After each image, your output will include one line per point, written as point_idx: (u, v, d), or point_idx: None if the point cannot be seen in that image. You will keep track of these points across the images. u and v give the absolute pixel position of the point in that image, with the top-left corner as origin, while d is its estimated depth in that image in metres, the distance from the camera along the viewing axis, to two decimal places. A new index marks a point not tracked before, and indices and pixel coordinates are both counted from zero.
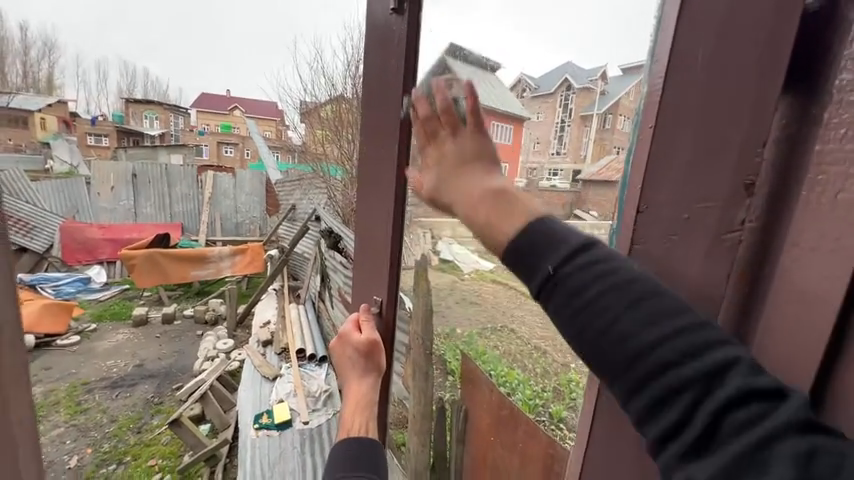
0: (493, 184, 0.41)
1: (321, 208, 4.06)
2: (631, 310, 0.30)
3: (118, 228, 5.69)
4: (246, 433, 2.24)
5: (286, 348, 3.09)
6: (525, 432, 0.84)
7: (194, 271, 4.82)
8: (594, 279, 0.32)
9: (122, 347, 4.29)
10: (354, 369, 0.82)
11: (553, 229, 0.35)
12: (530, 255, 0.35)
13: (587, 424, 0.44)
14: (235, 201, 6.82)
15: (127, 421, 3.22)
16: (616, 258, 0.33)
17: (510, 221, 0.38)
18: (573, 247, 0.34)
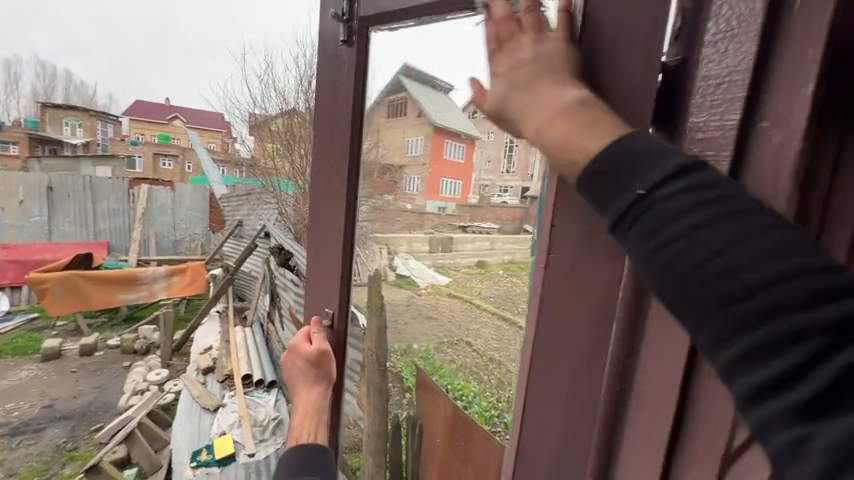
0: (565, 96, 0.32)
1: (271, 224, 3.90)
2: (749, 241, 0.23)
3: (26, 247, 5.00)
4: (181, 472, 2.01)
5: (229, 375, 2.85)
6: (479, 444, 0.78)
7: (121, 295, 4.32)
8: (695, 202, 0.25)
9: (26, 384, 3.70)
10: (306, 379, 0.80)
11: (645, 147, 0.28)
12: (611, 177, 0.28)
13: (521, 408, 0.46)
14: (173, 217, 6.25)
15: (30, 473, 2.74)
16: (721, 180, 0.26)
17: (594, 135, 0.30)
18: (673, 164, 0.26)
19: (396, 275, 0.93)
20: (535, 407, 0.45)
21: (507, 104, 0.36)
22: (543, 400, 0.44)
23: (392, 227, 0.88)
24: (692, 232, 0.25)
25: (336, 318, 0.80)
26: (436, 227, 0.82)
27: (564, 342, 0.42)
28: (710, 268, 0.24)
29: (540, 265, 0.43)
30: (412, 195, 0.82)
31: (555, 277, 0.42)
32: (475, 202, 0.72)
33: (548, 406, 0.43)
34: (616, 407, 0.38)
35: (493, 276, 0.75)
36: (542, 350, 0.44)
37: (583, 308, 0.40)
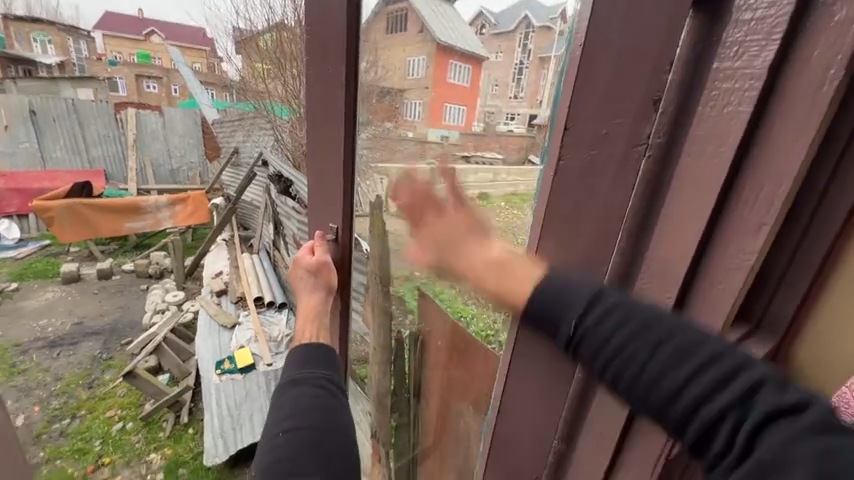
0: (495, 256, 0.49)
1: (268, 152, 3.78)
2: (655, 352, 0.35)
3: (21, 176, 4.97)
4: (209, 378, 2.26)
5: (242, 296, 3.04)
6: (483, 362, 0.81)
7: (127, 224, 4.40)
8: (614, 329, 0.38)
9: (53, 303, 3.96)
10: (306, 287, 0.76)
11: (566, 289, 0.41)
12: (552, 317, 0.42)
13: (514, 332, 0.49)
14: (166, 144, 6.02)
15: (74, 378, 3.06)
16: (626, 302, 0.38)
17: (523, 279, 0.45)
18: (587, 304, 0.39)
19: None
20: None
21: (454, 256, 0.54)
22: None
23: (391, 157, 0.87)
24: (620, 352, 0.37)
25: (342, 232, 0.77)
26: (440, 157, 0.77)
27: (564, 255, 0.43)
28: (639, 375, 0.37)
29: (546, 180, 0.43)
30: (414, 122, 0.80)
31: (563, 190, 0.41)
32: (479, 130, 0.69)
33: None
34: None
35: (497, 208, 0.71)
36: (542, 267, 0.45)
37: (586, 224, 0.41)
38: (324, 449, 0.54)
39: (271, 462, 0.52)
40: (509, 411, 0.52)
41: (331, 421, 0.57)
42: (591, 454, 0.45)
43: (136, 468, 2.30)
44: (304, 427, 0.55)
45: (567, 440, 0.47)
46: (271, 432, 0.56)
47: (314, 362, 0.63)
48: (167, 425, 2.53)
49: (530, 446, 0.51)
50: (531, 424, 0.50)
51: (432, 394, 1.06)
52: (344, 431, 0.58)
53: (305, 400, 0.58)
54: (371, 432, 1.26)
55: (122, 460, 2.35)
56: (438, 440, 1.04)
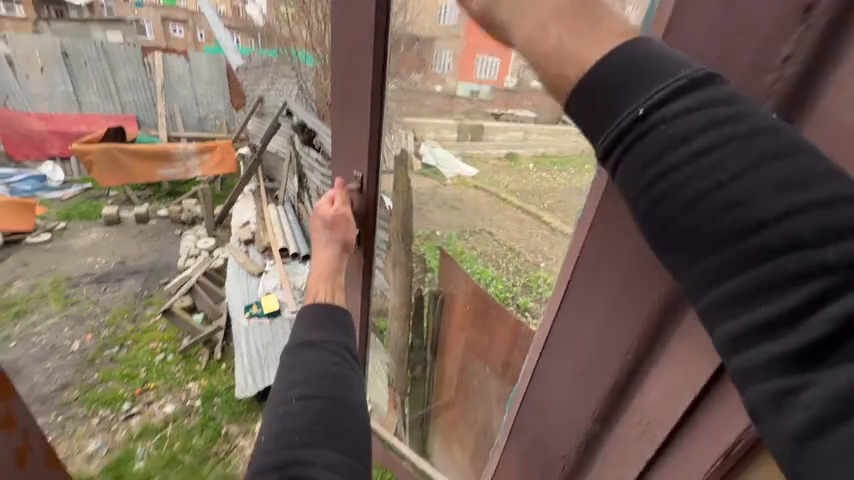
0: None
1: (293, 101, 3.72)
2: (750, 170, 0.25)
3: (62, 120, 5.32)
4: (238, 321, 2.44)
5: (268, 246, 3.16)
6: (495, 319, 0.85)
7: (159, 171, 4.58)
8: (701, 130, 0.26)
9: (99, 243, 4.27)
10: (319, 240, 0.78)
11: (657, 57, 0.29)
12: (615, 98, 0.29)
13: (570, 267, 0.45)
14: (193, 91, 6.04)
15: (120, 311, 3.35)
16: (728, 102, 0.27)
17: (595, 42, 0.31)
18: (680, 83, 0.27)
19: (421, 165, 0.90)
20: (572, 305, 0.46)
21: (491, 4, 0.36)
22: (579, 299, 0.45)
23: (418, 110, 0.83)
24: (696, 160, 0.26)
25: (366, 182, 0.78)
26: (468, 113, 0.76)
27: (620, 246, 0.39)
28: (709, 191, 0.26)
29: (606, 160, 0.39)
30: (443, 75, 0.77)
31: None
32: (512, 86, 0.65)
33: (592, 283, 0.43)
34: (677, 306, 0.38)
35: (523, 170, 0.70)
36: (596, 237, 0.41)
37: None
38: (342, 422, 0.52)
39: (282, 430, 0.50)
40: (540, 386, 0.53)
41: (345, 389, 0.55)
42: (636, 438, 0.46)
43: (176, 394, 2.57)
44: (318, 396, 0.53)
45: (602, 423, 0.48)
46: (280, 399, 0.54)
47: (329, 326, 0.62)
48: (203, 359, 2.78)
49: (559, 423, 0.52)
50: (563, 404, 0.51)
51: (451, 360, 1.09)
52: (358, 400, 0.56)
53: (320, 365, 0.56)
54: (387, 381, 1.30)
55: (164, 386, 2.62)
56: (457, 395, 1.10)
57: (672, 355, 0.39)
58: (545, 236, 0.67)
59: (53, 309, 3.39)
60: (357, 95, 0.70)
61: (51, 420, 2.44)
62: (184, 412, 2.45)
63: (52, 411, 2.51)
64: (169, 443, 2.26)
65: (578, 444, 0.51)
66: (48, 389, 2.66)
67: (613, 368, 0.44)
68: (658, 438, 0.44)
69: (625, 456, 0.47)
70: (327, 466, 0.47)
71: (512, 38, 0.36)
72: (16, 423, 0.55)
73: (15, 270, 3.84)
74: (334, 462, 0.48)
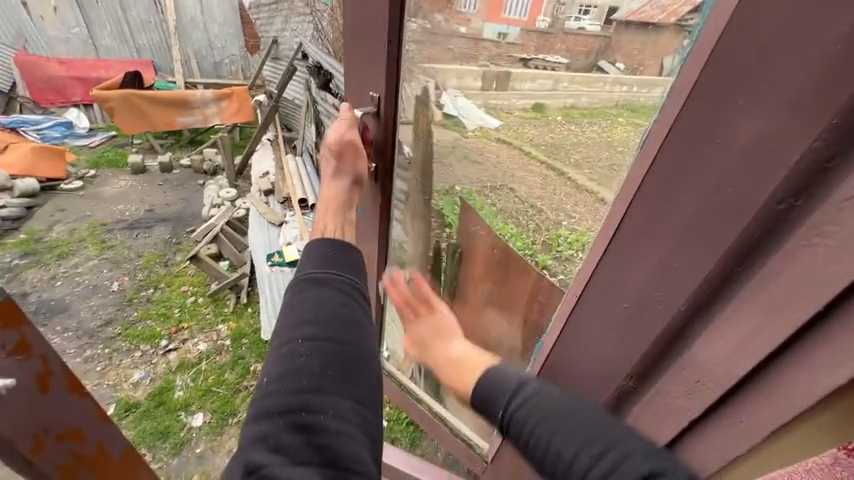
0: (451, 346, 0.79)
1: (308, 44, 3.56)
2: (558, 432, 0.53)
3: (79, 64, 5.29)
4: (262, 269, 2.55)
5: (287, 197, 3.21)
6: (516, 272, 0.84)
7: (179, 119, 4.59)
8: (529, 415, 0.57)
9: (128, 191, 4.42)
10: (328, 172, 0.77)
11: (496, 377, 0.64)
12: (487, 403, 0.63)
13: (608, 236, 0.50)
14: (207, 34, 5.89)
15: (152, 256, 3.54)
16: (535, 395, 0.58)
17: (463, 366, 0.71)
18: (507, 394, 0.61)
19: (443, 114, 0.85)
20: (615, 256, 0.50)
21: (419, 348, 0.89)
22: (616, 263, 0.50)
23: (441, 55, 0.78)
24: (532, 433, 0.56)
25: (382, 104, 0.76)
26: (494, 59, 0.70)
27: (662, 220, 0.44)
28: (546, 453, 0.54)
29: (654, 140, 0.43)
30: (468, 14, 0.70)
31: (703, 115, 0.38)
32: (544, 27, 0.59)
33: (634, 241, 0.47)
34: (732, 273, 0.40)
35: (551, 122, 0.66)
36: (640, 206, 0.46)
37: (691, 199, 0.41)
38: (351, 367, 0.54)
39: (290, 371, 0.51)
40: (572, 333, 0.60)
41: (355, 334, 0.56)
42: (682, 397, 0.48)
43: (208, 334, 2.77)
44: (327, 339, 0.53)
45: (640, 380, 0.53)
46: (286, 337, 0.54)
47: (340, 265, 0.62)
48: (230, 302, 2.95)
49: (594, 369, 0.58)
50: (600, 352, 0.56)
51: (466, 310, 1.08)
52: (369, 346, 0.57)
53: (330, 305, 0.56)
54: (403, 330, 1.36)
55: (196, 326, 2.82)
56: None
57: (735, 315, 0.40)
58: (569, 193, 0.65)
59: (92, 252, 3.62)
60: (374, 32, 0.70)
61: (99, 352, 2.69)
62: (216, 350, 2.64)
63: (99, 343, 2.77)
64: (204, 376, 2.47)
65: (612, 393, 0.57)
66: (94, 324, 2.90)
67: (665, 318, 0.47)
68: (708, 397, 0.45)
69: (668, 412, 0.50)
70: (337, 413, 0.50)
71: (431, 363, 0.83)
72: (32, 350, 0.61)
73: (55, 215, 4.06)
74: (344, 410, 0.50)
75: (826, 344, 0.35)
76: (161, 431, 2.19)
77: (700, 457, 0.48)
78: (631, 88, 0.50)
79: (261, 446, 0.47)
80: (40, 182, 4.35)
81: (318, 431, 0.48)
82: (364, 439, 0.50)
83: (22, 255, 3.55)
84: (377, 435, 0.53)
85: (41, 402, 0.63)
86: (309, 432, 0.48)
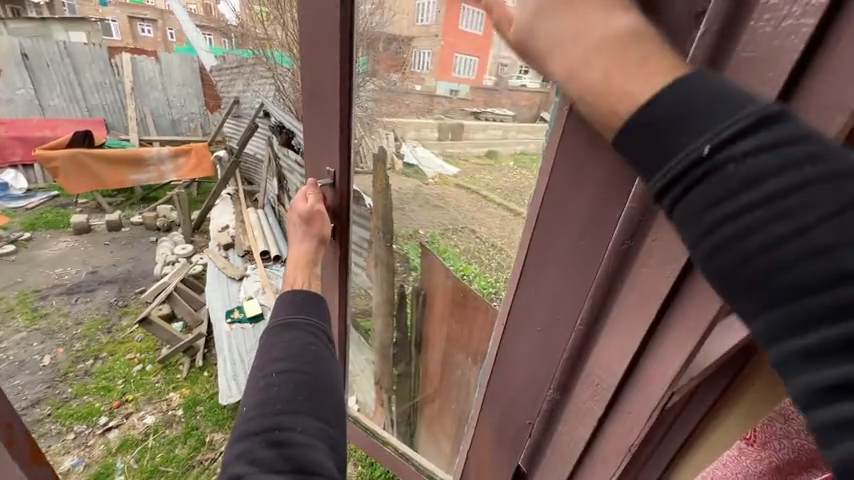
0: (616, 29, 0.30)
1: (269, 101, 3.63)
2: (832, 222, 0.24)
3: (22, 124, 5.06)
4: (220, 326, 2.39)
5: (249, 250, 3.10)
6: (480, 315, 0.84)
7: (132, 176, 4.40)
8: (779, 168, 0.25)
9: (68, 253, 4.07)
10: (296, 233, 0.77)
11: (706, 99, 0.27)
12: (678, 127, 0.28)
13: (518, 273, 0.53)
14: (165, 93, 5.82)
15: (94, 323, 3.20)
16: (803, 138, 0.25)
17: (643, 77, 0.29)
18: (741, 124, 0.26)
19: (403, 164, 0.91)
20: (526, 289, 0.53)
21: (533, 42, 0.33)
22: (531, 285, 0.52)
23: (398, 110, 0.84)
24: (773, 206, 0.25)
25: (338, 177, 0.76)
26: (448, 112, 0.76)
27: (557, 240, 0.48)
28: (775, 253, 0.25)
29: (546, 169, 0.46)
30: (422, 74, 0.77)
31: (565, 159, 0.43)
32: (490, 84, 0.66)
33: (538, 273, 0.51)
34: (605, 300, 0.47)
35: (504, 168, 0.71)
36: (539, 238, 0.49)
37: (572, 222, 0.45)
38: (320, 395, 0.50)
39: (267, 396, 0.48)
40: (503, 363, 0.61)
41: (326, 365, 0.53)
42: (590, 401, 0.53)
43: (157, 405, 2.49)
44: (300, 370, 0.50)
45: (562, 390, 0.56)
46: (260, 373, 0.51)
47: (307, 309, 0.59)
48: (184, 368, 2.70)
49: (522, 392, 0.60)
50: (526, 373, 0.58)
51: (433, 352, 1.11)
52: (338, 380, 0.54)
53: (301, 343, 0.53)
54: (373, 379, 1.30)
55: (143, 397, 2.53)
56: (439, 386, 1.12)
57: (609, 332, 0.48)
58: None
59: (21, 323, 3.22)
60: (326, 98, 0.70)
61: None
62: (165, 422, 2.36)
63: None
64: (151, 455, 2.18)
65: (541, 409, 0.59)
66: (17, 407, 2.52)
67: (567, 342, 0.51)
68: (606, 396, 0.51)
69: (582, 415, 0.55)
70: (307, 430, 0.46)
71: (544, 63, 0.34)
72: None
73: None
74: (314, 427, 0.47)
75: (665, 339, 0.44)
76: None
77: (612, 446, 0.54)
78: None
79: (239, 462, 0.44)
80: None
81: (288, 445, 0.45)
82: (331, 454, 0.47)
83: None
84: (342, 456, 0.49)
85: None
86: (280, 446, 0.44)
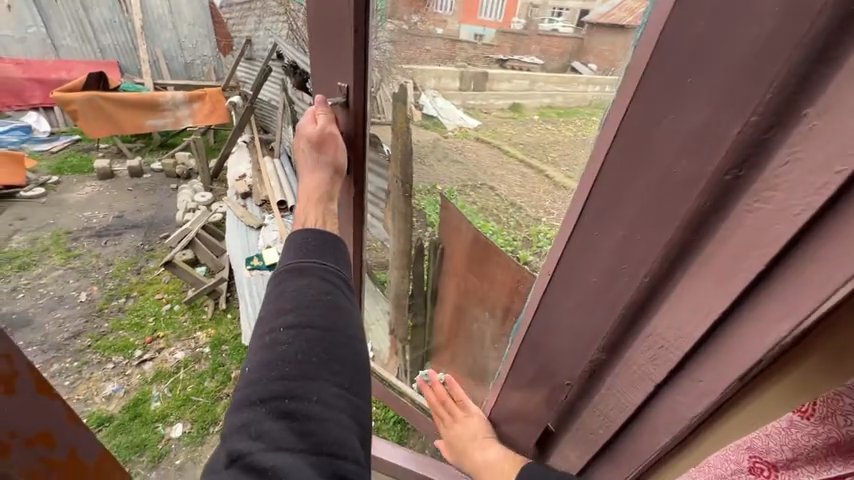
0: (492, 455, 0.79)
1: (283, 42, 3.48)
2: None
3: (38, 65, 5.04)
4: (242, 273, 2.50)
5: (266, 200, 3.14)
6: (496, 265, 0.85)
7: (148, 121, 4.40)
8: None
9: (95, 197, 4.22)
10: (305, 165, 0.72)
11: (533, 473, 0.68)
12: None
13: (563, 242, 0.49)
14: (176, 33, 5.65)
15: (123, 264, 3.38)
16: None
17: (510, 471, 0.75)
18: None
19: (422, 115, 0.86)
20: (572, 258, 0.49)
21: (457, 450, 0.88)
22: (585, 239, 0.46)
23: (417, 55, 0.78)
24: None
25: (353, 93, 0.69)
26: (471, 60, 0.71)
27: (626, 192, 0.40)
28: None
29: (623, 100, 0.38)
30: (444, 16, 0.70)
31: (641, 111, 0.36)
32: (519, 29, 0.60)
33: (587, 243, 0.46)
34: (675, 263, 0.40)
35: (528, 121, 0.67)
36: (595, 204, 0.43)
37: (636, 190, 0.39)
38: (335, 353, 0.51)
39: (272, 358, 0.49)
40: (538, 329, 0.58)
41: (341, 320, 0.54)
42: (648, 364, 0.47)
43: (186, 341, 2.68)
44: (311, 326, 0.51)
45: (611, 350, 0.51)
46: (269, 325, 0.52)
47: (321, 251, 0.59)
48: (209, 308, 2.87)
49: (567, 349, 0.56)
50: (569, 330, 0.54)
51: (447, 305, 1.13)
52: (357, 334, 0.55)
53: (310, 294, 0.54)
54: (388, 328, 1.35)
55: (173, 334, 2.73)
56: (454, 338, 1.15)
57: (673, 304, 0.42)
58: (548, 190, 0.66)
59: (56, 262, 3.43)
60: (338, 23, 0.63)
61: (67, 365, 2.56)
62: (194, 357, 2.56)
63: (66, 357, 2.63)
64: (183, 386, 2.39)
65: (583, 370, 0.55)
66: (61, 337, 2.76)
67: (617, 311, 0.47)
68: (671, 360, 0.45)
69: (636, 379, 0.50)
70: (322, 399, 0.47)
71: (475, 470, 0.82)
72: None
73: (14, 224, 3.82)
74: (329, 394, 0.48)
75: (770, 296, 0.35)
76: (138, 444, 2.11)
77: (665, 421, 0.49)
78: (603, 87, 0.51)
79: (242, 435, 0.44)
80: None
81: (303, 417, 0.45)
82: (352, 424, 0.48)
83: None
84: (366, 422, 0.51)
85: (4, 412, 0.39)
86: (291, 419, 0.45)
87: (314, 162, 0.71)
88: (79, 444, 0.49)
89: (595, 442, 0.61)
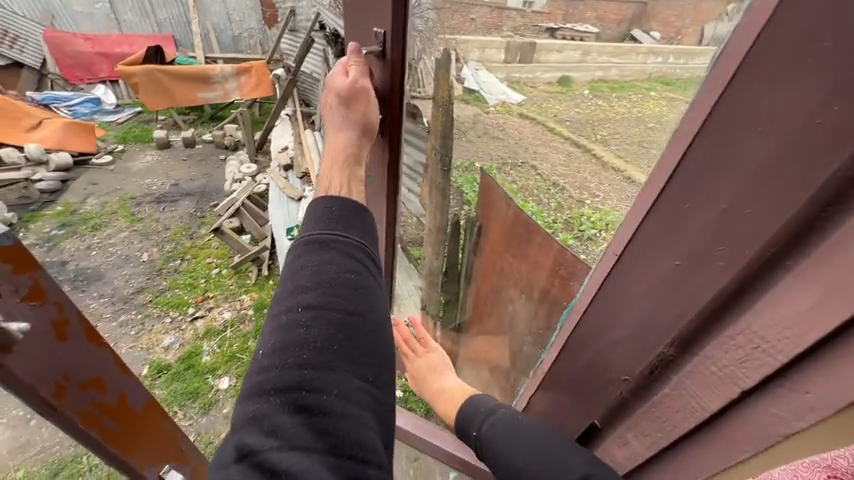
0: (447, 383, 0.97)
1: (324, 11, 3.46)
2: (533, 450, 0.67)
3: (105, 40, 5.42)
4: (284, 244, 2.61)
5: (307, 173, 3.21)
6: (536, 246, 0.81)
7: (200, 94, 4.62)
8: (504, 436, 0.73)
9: (155, 166, 4.55)
10: (332, 120, 0.70)
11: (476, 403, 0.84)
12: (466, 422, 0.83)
13: (635, 224, 0.43)
14: (225, 6, 5.87)
15: (179, 229, 3.66)
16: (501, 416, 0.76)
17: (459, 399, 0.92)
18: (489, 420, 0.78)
19: (464, 88, 0.82)
20: (645, 241, 0.42)
21: (416, 380, 1.06)
22: (669, 217, 0.39)
23: (461, 24, 0.73)
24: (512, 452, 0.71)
25: (389, 42, 0.66)
26: (518, 30, 0.65)
27: (730, 162, 0.34)
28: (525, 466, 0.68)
29: (736, 50, 0.31)
30: None
31: (762, 59, 0.30)
32: None
33: (671, 223, 0.39)
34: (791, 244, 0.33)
35: (577, 97, 0.63)
36: (686, 178, 0.37)
37: (746, 158, 0.33)
38: (359, 341, 0.52)
39: (289, 343, 0.50)
40: (592, 320, 0.52)
41: (365, 305, 0.55)
42: (735, 366, 0.40)
43: (232, 303, 2.89)
44: (334, 308, 0.52)
45: (684, 348, 0.44)
46: (289, 300, 0.53)
47: (345, 225, 0.60)
48: (253, 274, 3.06)
49: (625, 345, 0.49)
50: (633, 324, 0.47)
51: (483, 284, 1.12)
52: (380, 318, 0.56)
53: (331, 273, 0.54)
54: (420, 304, 1.37)
55: (221, 295, 2.95)
56: (487, 316, 1.13)
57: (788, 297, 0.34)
58: (594, 171, 0.63)
59: (123, 224, 3.78)
60: None
61: (132, 316, 2.86)
62: (240, 318, 2.77)
63: (131, 309, 2.94)
64: (229, 344, 2.60)
65: (646, 365, 0.48)
66: (127, 292, 3.08)
67: (698, 302, 0.40)
68: (771, 365, 0.37)
69: (716, 384, 0.42)
70: (343, 394, 0.48)
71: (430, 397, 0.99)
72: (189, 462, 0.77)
73: (88, 188, 4.23)
74: (351, 389, 0.49)
75: None
76: (191, 392, 2.34)
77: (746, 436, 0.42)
78: (665, 60, 0.47)
79: (255, 429, 0.45)
80: (73, 155, 4.53)
81: (321, 413, 0.47)
82: (374, 426, 0.49)
83: (59, 226, 3.75)
84: (389, 424, 0.52)
85: (59, 354, 0.51)
86: (309, 413, 0.46)
87: (344, 118, 0.70)
88: (127, 390, 0.61)
89: (645, 447, 0.54)
